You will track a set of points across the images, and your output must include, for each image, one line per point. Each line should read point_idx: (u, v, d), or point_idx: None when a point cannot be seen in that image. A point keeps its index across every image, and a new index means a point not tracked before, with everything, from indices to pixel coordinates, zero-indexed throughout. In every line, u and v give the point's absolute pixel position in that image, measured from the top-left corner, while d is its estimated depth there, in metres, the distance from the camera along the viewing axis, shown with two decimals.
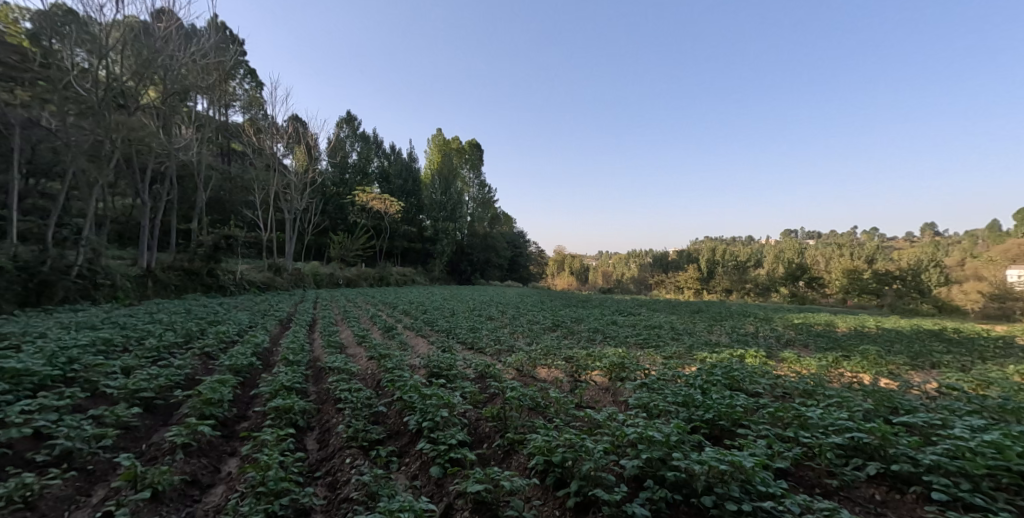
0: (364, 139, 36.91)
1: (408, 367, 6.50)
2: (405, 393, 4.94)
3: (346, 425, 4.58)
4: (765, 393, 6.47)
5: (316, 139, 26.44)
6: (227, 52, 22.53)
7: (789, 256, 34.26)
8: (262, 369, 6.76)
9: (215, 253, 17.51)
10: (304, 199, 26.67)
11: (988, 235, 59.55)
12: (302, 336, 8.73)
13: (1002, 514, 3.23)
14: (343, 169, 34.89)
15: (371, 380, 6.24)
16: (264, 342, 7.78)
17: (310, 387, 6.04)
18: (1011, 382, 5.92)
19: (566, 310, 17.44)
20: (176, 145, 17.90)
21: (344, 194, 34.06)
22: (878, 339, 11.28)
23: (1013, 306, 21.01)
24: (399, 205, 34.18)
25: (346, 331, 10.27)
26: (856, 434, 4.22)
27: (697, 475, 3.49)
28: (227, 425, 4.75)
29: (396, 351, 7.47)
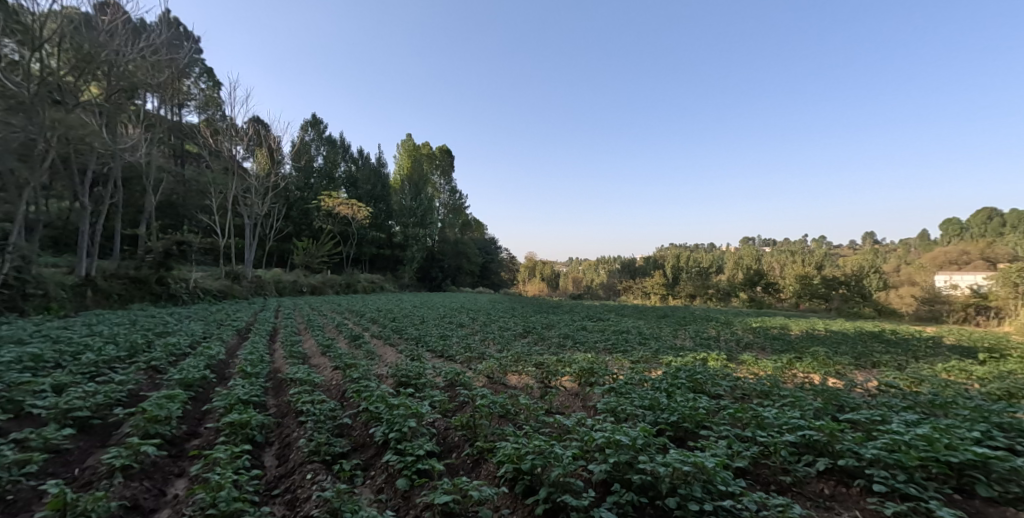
0: (331, 144, 36.25)
1: (375, 377, 6.45)
2: (371, 404, 4.91)
3: (308, 439, 4.50)
4: (725, 395, 6.76)
5: (278, 142, 25.76)
6: (180, 50, 21.76)
7: (747, 262, 35.78)
8: (217, 382, 6.54)
9: (166, 259, 16.74)
10: (266, 205, 25.92)
11: (918, 244, 64.63)
12: (263, 347, 8.49)
13: (934, 503, 3.50)
14: (308, 174, 34.11)
15: (336, 391, 6.16)
16: (219, 354, 7.53)
17: (269, 400, 5.90)
18: (940, 379, 6.41)
19: (537, 316, 17.57)
20: (121, 146, 17.07)
21: (309, 200, 33.28)
22: (827, 341, 11.90)
23: (942, 309, 23.65)
24: (367, 211, 33.64)
25: (310, 340, 10.05)
26: (807, 431, 4.48)
27: (662, 477, 3.64)
28: (175, 444, 4.58)
29: (362, 360, 7.38)
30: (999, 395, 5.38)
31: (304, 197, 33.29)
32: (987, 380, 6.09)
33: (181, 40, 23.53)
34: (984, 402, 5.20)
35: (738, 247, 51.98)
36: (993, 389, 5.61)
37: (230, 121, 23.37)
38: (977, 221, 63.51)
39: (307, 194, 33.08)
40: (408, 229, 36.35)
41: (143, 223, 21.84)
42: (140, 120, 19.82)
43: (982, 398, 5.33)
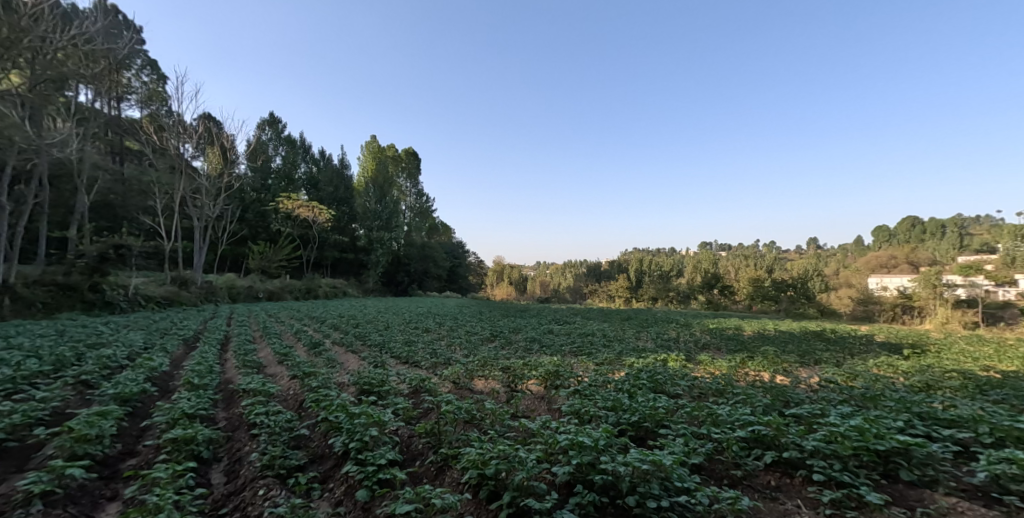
0: (291, 144, 35.22)
1: (335, 385, 6.35)
2: (330, 414, 4.87)
3: (261, 453, 4.41)
4: (684, 394, 7.06)
5: (232, 140, 24.83)
6: (118, 40, 20.65)
7: (705, 266, 37.12)
8: (159, 396, 6.25)
9: (101, 264, 15.78)
10: (219, 208, 24.97)
11: (856, 249, 69.07)
12: (212, 357, 8.17)
13: (865, 488, 3.80)
14: (266, 175, 32.98)
15: (293, 401, 6.04)
16: (162, 366, 7.21)
17: (219, 414, 5.72)
18: (873, 374, 6.95)
19: (504, 320, 17.68)
20: (48, 140, 15.98)
21: (266, 202, 32.22)
22: (776, 341, 12.55)
23: (874, 309, 25.56)
24: (329, 213, 32.88)
25: (265, 348, 9.75)
26: (756, 427, 4.75)
27: (622, 477, 3.80)
28: (108, 464, 4.39)
29: (322, 368, 7.25)
30: (921, 386, 5.89)
31: (262, 199, 32.19)
32: (911, 373, 6.66)
33: (120, 30, 22.27)
34: (908, 394, 5.69)
35: (696, 252, 53.80)
36: (915, 381, 6.15)
37: (177, 118, 22.31)
38: (903, 228, 68.66)
39: (264, 196, 32.00)
40: (372, 233, 35.75)
41: (75, 225, 20.50)
42: (72, 115, 18.59)
43: (906, 390, 5.82)
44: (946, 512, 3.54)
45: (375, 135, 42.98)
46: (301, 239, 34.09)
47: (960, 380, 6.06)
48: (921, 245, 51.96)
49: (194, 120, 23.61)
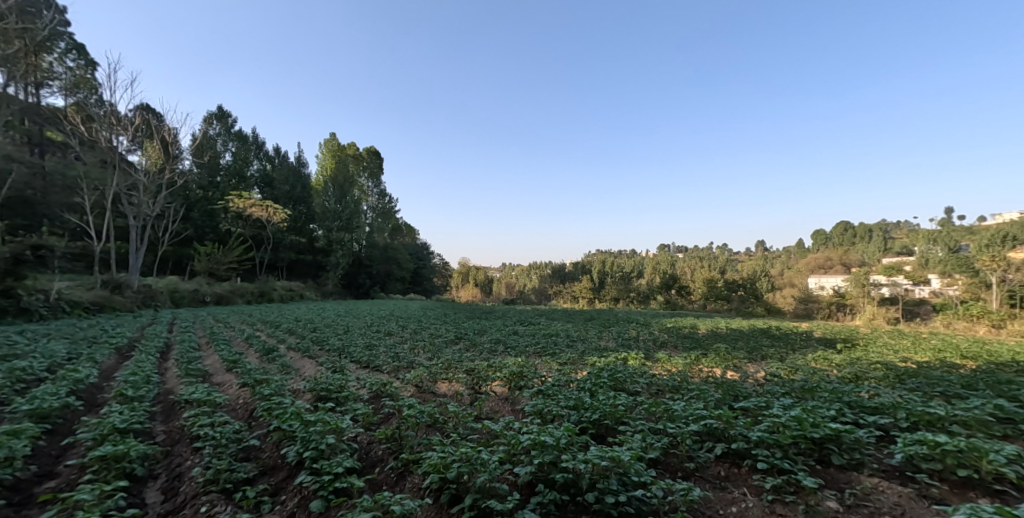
0: (241, 140, 33.73)
1: (290, 392, 6.22)
2: (283, 422, 4.78)
3: (205, 467, 4.26)
4: (642, 391, 7.34)
5: (174, 134, 23.58)
6: (38, 22, 19.14)
7: (663, 268, 38.27)
8: (86, 411, 5.91)
9: (16, 267, 14.54)
10: (160, 207, 23.72)
11: (800, 251, 73.30)
12: (150, 366, 7.76)
13: (802, 474, 4.09)
14: (214, 172, 31.31)
15: (243, 412, 5.88)
16: (89, 378, 6.81)
17: (157, 427, 5.48)
18: (812, 367, 7.46)
19: (469, 322, 17.65)
20: None
21: (215, 200, 30.40)
22: (729, 338, 13.17)
23: (814, 307, 27.12)
24: (285, 213, 31.81)
25: (212, 356, 9.35)
26: (708, 420, 4.99)
27: (583, 474, 3.93)
28: (21, 489, 4.13)
29: (275, 375, 7.06)
30: (851, 378, 6.37)
31: (209, 197, 30.17)
32: (843, 365, 7.20)
33: (42, 11, 20.65)
34: (840, 384, 6.17)
35: (655, 253, 55.40)
36: (846, 373, 6.64)
37: (109, 108, 20.99)
38: (837, 232, 73.63)
39: (213, 194, 30.08)
40: (331, 234, 34.85)
41: None
42: None
43: (840, 381, 6.30)
44: (871, 494, 3.85)
45: (334, 133, 41.98)
46: (255, 240, 32.74)
47: (884, 371, 6.61)
48: (857, 246, 55.58)
49: (130, 111, 22.26)
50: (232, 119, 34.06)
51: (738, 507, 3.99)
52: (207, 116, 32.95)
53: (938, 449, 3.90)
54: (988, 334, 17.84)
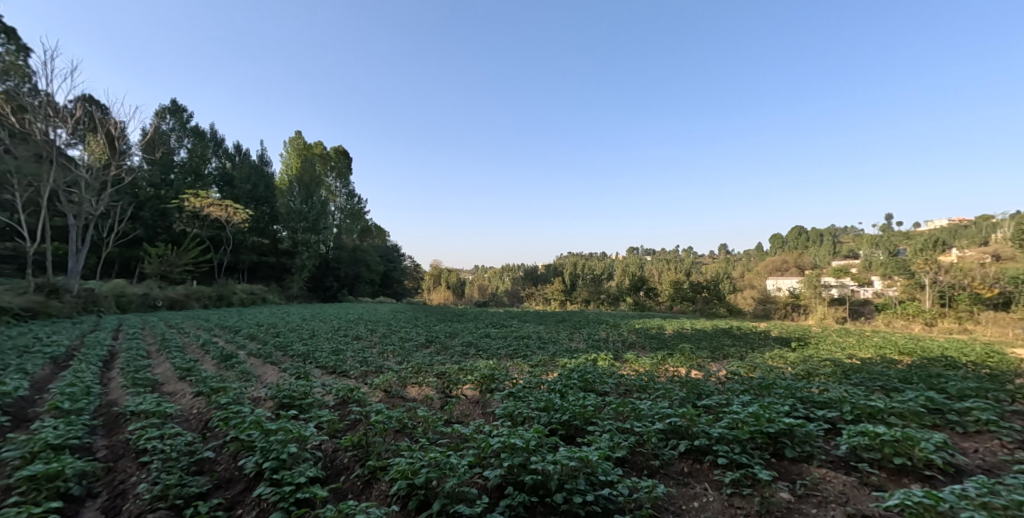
0: (198, 136, 32.38)
1: (250, 401, 6.06)
2: (241, 432, 4.66)
3: (153, 482, 4.09)
4: (611, 391, 7.50)
5: (120, 127, 22.35)
6: None
7: (632, 271, 39.00)
8: (18, 427, 5.59)
9: None
10: (106, 204, 22.77)
11: (760, 254, 76.27)
12: (91, 377, 7.36)
13: (760, 468, 4.27)
14: (168, 169, 29.91)
15: (197, 422, 5.69)
16: (20, 391, 6.43)
17: (98, 442, 5.23)
18: (770, 365, 7.80)
19: (440, 325, 17.54)
20: None
21: (168, 199, 29.22)
22: (693, 338, 13.57)
23: (772, 308, 28.19)
24: (246, 213, 30.74)
25: (163, 363, 8.95)
26: (672, 419, 5.14)
27: (551, 475, 4.00)
28: None
29: (233, 383, 6.84)
30: (804, 374, 6.72)
31: (162, 196, 29.09)
32: (797, 363, 7.57)
33: None
34: (794, 381, 6.49)
35: (624, 256, 56.48)
36: (799, 370, 6.99)
37: (45, 98, 19.74)
38: (792, 236, 77.19)
39: (165, 193, 28.95)
40: (297, 235, 33.93)
41: None
42: None
43: (794, 378, 6.63)
44: (820, 484, 4.08)
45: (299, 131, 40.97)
46: (213, 240, 31.52)
47: (833, 367, 6.99)
48: (813, 250, 58.32)
49: (70, 103, 20.97)
50: (188, 113, 32.58)
51: (699, 501, 4.13)
52: (160, 109, 31.36)
53: (878, 439, 4.16)
54: (925, 331, 19.11)
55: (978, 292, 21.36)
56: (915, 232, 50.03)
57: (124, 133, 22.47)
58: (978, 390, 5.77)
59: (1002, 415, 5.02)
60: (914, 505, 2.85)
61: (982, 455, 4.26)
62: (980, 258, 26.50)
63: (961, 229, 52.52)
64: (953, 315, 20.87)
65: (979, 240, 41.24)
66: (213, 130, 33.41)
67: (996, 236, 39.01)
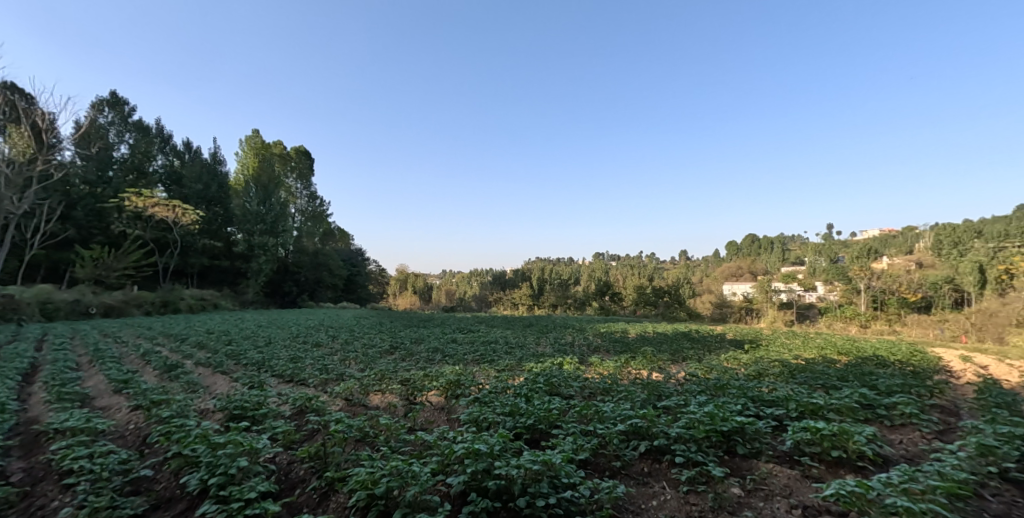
0: (142, 131, 30.47)
1: (197, 414, 5.80)
2: (184, 448, 4.42)
3: (83, 503, 3.83)
4: (576, 395, 7.64)
5: (47, 119, 20.92)
6: None
7: (598, 276, 39.59)
8: None
9: None
10: (31, 201, 21.25)
11: (718, 260, 79.14)
12: (11, 394, 6.85)
13: (715, 466, 4.45)
14: (106, 165, 27.85)
15: (134, 439, 5.38)
16: None
17: (14, 464, 4.87)
18: (726, 367, 8.14)
19: (405, 331, 17.34)
20: None
21: (105, 198, 26.97)
22: (655, 342, 13.96)
23: (727, 311, 29.17)
24: (195, 215, 29.39)
25: (96, 376, 8.39)
26: (633, 420, 5.28)
27: (514, 479, 4.04)
28: None
29: (177, 395, 6.52)
30: (754, 374, 7.06)
31: (98, 193, 26.78)
32: (749, 364, 7.95)
33: None
34: (746, 381, 6.82)
35: (590, 262, 57.39)
36: (751, 371, 7.34)
37: None
38: (746, 243, 80.49)
39: (102, 191, 26.83)
40: (253, 237, 32.74)
41: None
42: None
43: (746, 378, 6.97)
44: (767, 479, 4.31)
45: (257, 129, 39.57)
46: (158, 243, 29.89)
47: (780, 367, 7.39)
48: (764, 256, 61.21)
49: None
50: (130, 106, 30.52)
51: (658, 500, 4.27)
52: (97, 101, 29.13)
53: (818, 434, 4.44)
54: (860, 332, 20.46)
55: (905, 296, 23.74)
56: (852, 241, 53.67)
57: (53, 125, 21.05)
58: (904, 386, 6.25)
59: (922, 408, 5.48)
60: (847, 495, 3.07)
61: (906, 445, 4.63)
62: (908, 265, 28.77)
63: (893, 238, 56.95)
64: (885, 318, 22.50)
65: (906, 249, 44.80)
66: (160, 125, 31.54)
67: (922, 246, 42.46)
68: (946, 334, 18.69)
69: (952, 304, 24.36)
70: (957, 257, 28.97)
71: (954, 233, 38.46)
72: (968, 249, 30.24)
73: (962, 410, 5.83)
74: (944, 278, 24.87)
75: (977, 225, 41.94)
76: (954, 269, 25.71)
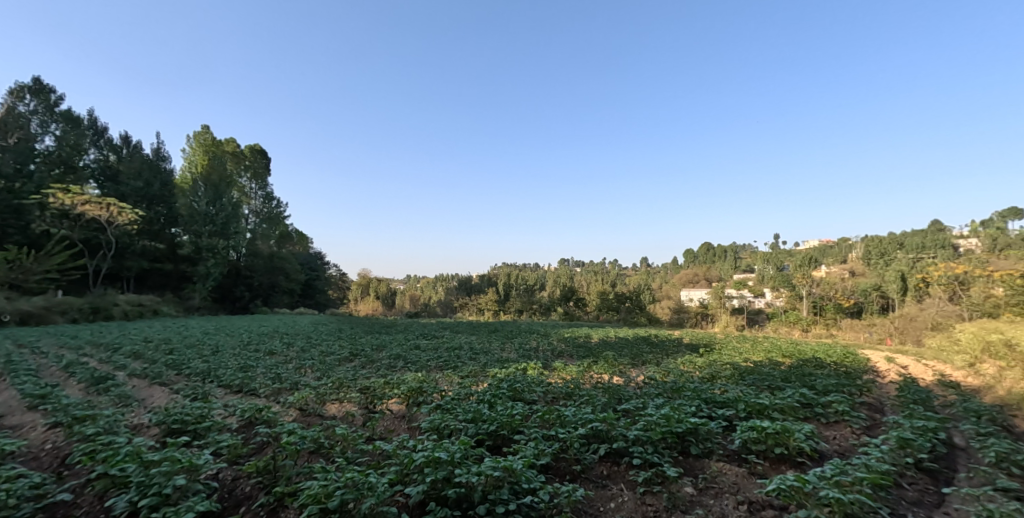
0: (71, 121, 27.63)
1: (129, 430, 5.46)
2: (112, 467, 4.09)
3: None
4: (539, 400, 7.72)
5: None
6: None
7: (562, 282, 40.00)
8: None
9: None
10: None
11: (674, 267, 81.86)
12: None
13: (669, 467, 4.59)
14: (26, 158, 24.93)
15: (51, 460, 5.00)
16: None
17: None
18: (682, 370, 8.41)
19: (366, 337, 17.01)
20: None
21: (25, 194, 24.05)
22: (616, 346, 14.24)
23: (684, 316, 30.05)
24: (132, 214, 27.41)
25: (13, 392, 7.71)
26: (594, 424, 5.36)
27: (475, 487, 4.04)
28: None
29: (107, 410, 6.11)
30: (708, 377, 7.35)
31: (16, 190, 23.92)
32: (703, 367, 8.26)
33: None
34: (700, 383, 7.10)
35: (555, 268, 58.09)
36: (705, 373, 7.65)
37: None
38: (701, 250, 83.65)
39: (20, 187, 23.84)
40: (201, 239, 31.23)
41: None
42: None
43: (700, 380, 7.23)
44: (717, 477, 4.48)
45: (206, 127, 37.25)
46: (88, 244, 27.76)
47: (731, 370, 7.72)
48: (718, 264, 63.87)
49: None
50: (56, 94, 27.74)
51: (616, 502, 4.36)
52: (17, 88, 26.19)
53: (763, 432, 4.67)
54: (802, 336, 21.59)
55: (840, 302, 25.37)
56: (797, 250, 56.80)
57: None
58: (838, 385, 6.67)
59: (853, 405, 5.88)
60: (787, 489, 3.25)
61: (840, 440, 4.95)
62: (843, 273, 30.75)
63: (828, 247, 61.02)
64: (823, 322, 23.90)
65: (840, 258, 47.96)
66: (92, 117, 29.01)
67: (854, 255, 45.57)
68: (874, 337, 19.79)
69: (880, 310, 26.08)
70: (883, 266, 31.32)
71: (881, 244, 41.55)
72: (892, 258, 32.74)
73: (887, 407, 6.29)
74: (872, 286, 26.45)
75: (903, 237, 45.46)
76: (880, 278, 27.51)
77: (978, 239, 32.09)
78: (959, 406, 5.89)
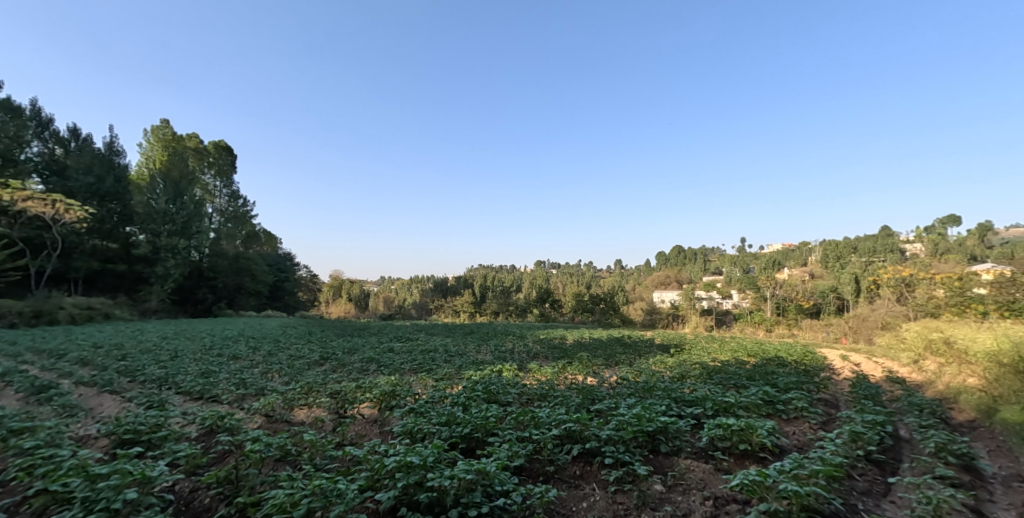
0: (11, 111, 26.07)
1: (74, 442, 5.18)
2: (53, 482, 3.87)
3: None
4: (514, 402, 7.71)
5: None
6: None
7: (538, 283, 40.12)
8: None
9: None
10: None
11: (646, 269, 83.32)
12: None
13: (641, 465, 4.65)
14: None
15: None
16: None
17: None
18: (653, 370, 8.53)
19: (337, 340, 16.68)
20: None
21: None
22: (591, 347, 14.37)
23: (657, 318, 30.64)
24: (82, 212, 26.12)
25: None
26: (567, 424, 5.38)
27: (446, 490, 4.02)
28: None
29: (53, 420, 5.79)
30: (678, 376, 7.51)
31: None
32: (673, 367, 8.42)
33: None
34: (670, 382, 7.22)
35: (530, 270, 58.33)
36: (675, 373, 7.80)
37: None
38: (672, 252, 85.33)
39: None
40: (160, 239, 30.06)
41: None
42: None
43: (671, 380, 7.36)
44: (685, 474, 4.57)
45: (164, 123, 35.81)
46: (31, 244, 26.22)
47: (700, 369, 7.89)
48: (689, 266, 65.31)
49: None
50: None
51: (587, 501, 4.39)
52: None
53: (729, 429, 4.79)
54: (767, 336, 22.27)
55: (802, 303, 26.29)
56: (762, 253, 58.61)
57: None
58: (798, 382, 6.90)
59: (812, 402, 6.08)
60: (749, 483, 3.34)
61: (800, 436, 5.13)
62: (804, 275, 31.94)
63: (791, 250, 63.44)
64: (787, 322, 24.75)
65: (803, 261, 49.82)
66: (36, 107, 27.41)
67: (814, 258, 47.42)
68: (830, 336, 21.02)
69: (836, 310, 27.21)
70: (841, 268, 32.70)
71: (838, 248, 43.42)
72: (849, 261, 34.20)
73: (841, 402, 6.55)
74: (829, 287, 27.55)
75: (859, 241, 47.59)
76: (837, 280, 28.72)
77: (925, 243, 33.90)
78: (905, 401, 6.18)
